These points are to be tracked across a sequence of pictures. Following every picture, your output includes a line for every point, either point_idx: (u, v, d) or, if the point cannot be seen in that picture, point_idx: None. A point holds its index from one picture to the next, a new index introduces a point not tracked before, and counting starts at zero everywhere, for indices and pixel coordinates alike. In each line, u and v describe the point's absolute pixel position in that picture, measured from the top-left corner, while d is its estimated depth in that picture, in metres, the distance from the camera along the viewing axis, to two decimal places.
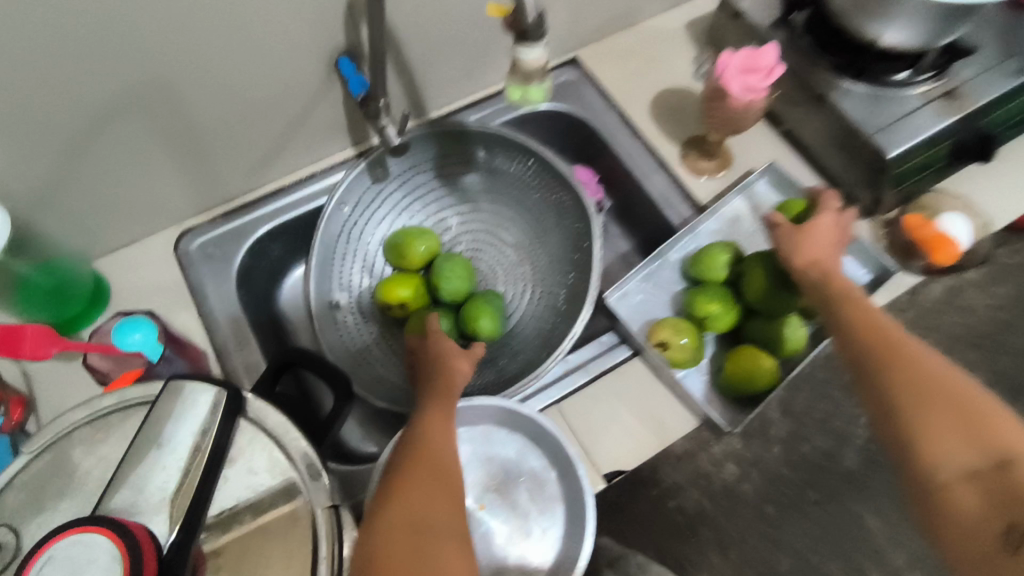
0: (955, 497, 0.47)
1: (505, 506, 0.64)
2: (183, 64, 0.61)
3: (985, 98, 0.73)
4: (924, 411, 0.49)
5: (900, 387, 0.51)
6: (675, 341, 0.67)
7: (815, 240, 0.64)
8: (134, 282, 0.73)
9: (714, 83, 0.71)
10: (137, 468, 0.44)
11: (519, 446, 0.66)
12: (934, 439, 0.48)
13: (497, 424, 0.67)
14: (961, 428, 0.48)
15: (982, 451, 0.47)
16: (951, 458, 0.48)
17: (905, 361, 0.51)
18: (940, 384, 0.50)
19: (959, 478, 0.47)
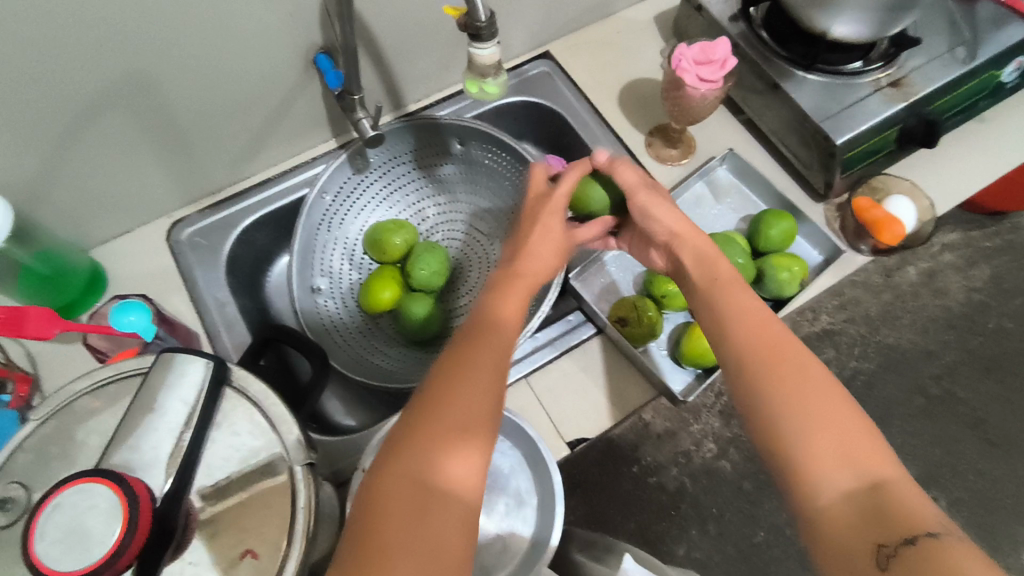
0: (828, 514, 0.44)
1: (482, 510, 0.68)
2: (167, 59, 0.66)
3: (929, 86, 0.77)
4: (804, 425, 0.47)
5: (785, 398, 0.48)
6: (635, 317, 0.71)
7: (659, 213, 0.63)
8: (129, 269, 0.78)
9: (671, 75, 0.75)
10: (132, 430, 0.49)
11: (513, 462, 0.70)
12: (813, 457, 0.46)
13: (499, 434, 0.70)
14: (839, 448, 0.45)
15: (855, 472, 0.44)
16: (828, 478, 0.45)
17: (784, 370, 0.49)
18: (817, 395, 0.48)
19: (834, 495, 0.44)
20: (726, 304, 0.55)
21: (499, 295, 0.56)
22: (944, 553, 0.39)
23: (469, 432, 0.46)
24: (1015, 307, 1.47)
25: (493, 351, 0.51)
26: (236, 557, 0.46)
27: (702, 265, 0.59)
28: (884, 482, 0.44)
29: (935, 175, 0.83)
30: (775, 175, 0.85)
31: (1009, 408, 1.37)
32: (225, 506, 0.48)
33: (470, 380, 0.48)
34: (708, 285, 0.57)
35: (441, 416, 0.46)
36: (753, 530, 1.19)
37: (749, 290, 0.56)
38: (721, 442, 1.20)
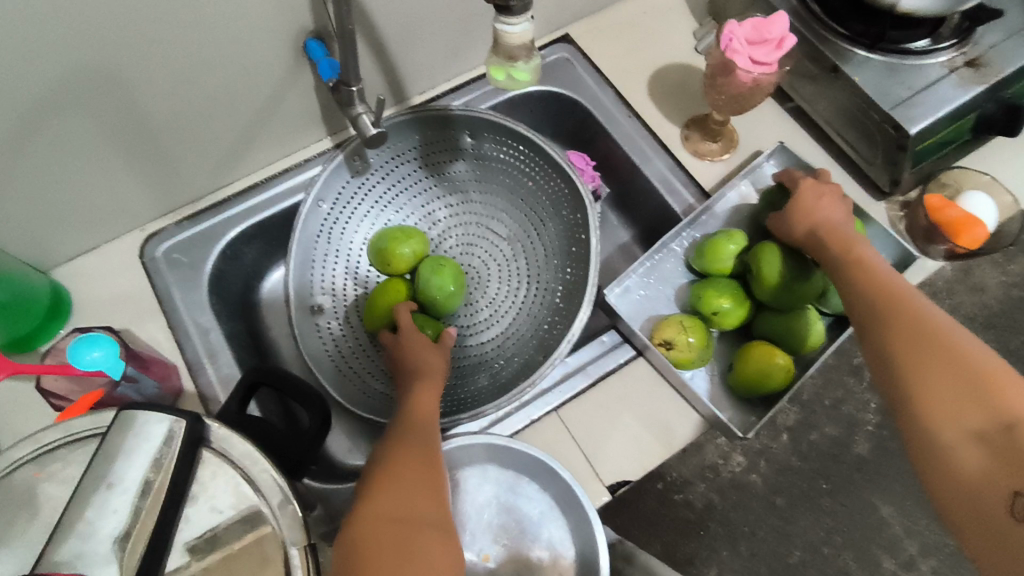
0: (953, 457, 0.43)
1: (511, 567, 0.59)
2: (131, 48, 0.55)
3: (1011, 66, 0.67)
4: (926, 371, 0.46)
5: (908, 339, 0.48)
6: (681, 340, 0.62)
7: (808, 202, 0.62)
8: (97, 292, 0.68)
9: (718, 58, 0.65)
10: (82, 512, 0.38)
11: (543, 508, 0.60)
12: (938, 396, 0.45)
13: (527, 476, 0.61)
14: (964, 390, 0.44)
15: (991, 415, 0.43)
16: (953, 417, 0.44)
17: (905, 323, 0.49)
18: (941, 342, 0.47)
19: (961, 438, 0.43)
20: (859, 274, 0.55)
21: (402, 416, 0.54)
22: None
23: (421, 476, 0.47)
24: None
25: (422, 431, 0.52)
26: None
27: (836, 241, 0.59)
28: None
29: (1012, 167, 0.73)
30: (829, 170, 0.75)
31: None
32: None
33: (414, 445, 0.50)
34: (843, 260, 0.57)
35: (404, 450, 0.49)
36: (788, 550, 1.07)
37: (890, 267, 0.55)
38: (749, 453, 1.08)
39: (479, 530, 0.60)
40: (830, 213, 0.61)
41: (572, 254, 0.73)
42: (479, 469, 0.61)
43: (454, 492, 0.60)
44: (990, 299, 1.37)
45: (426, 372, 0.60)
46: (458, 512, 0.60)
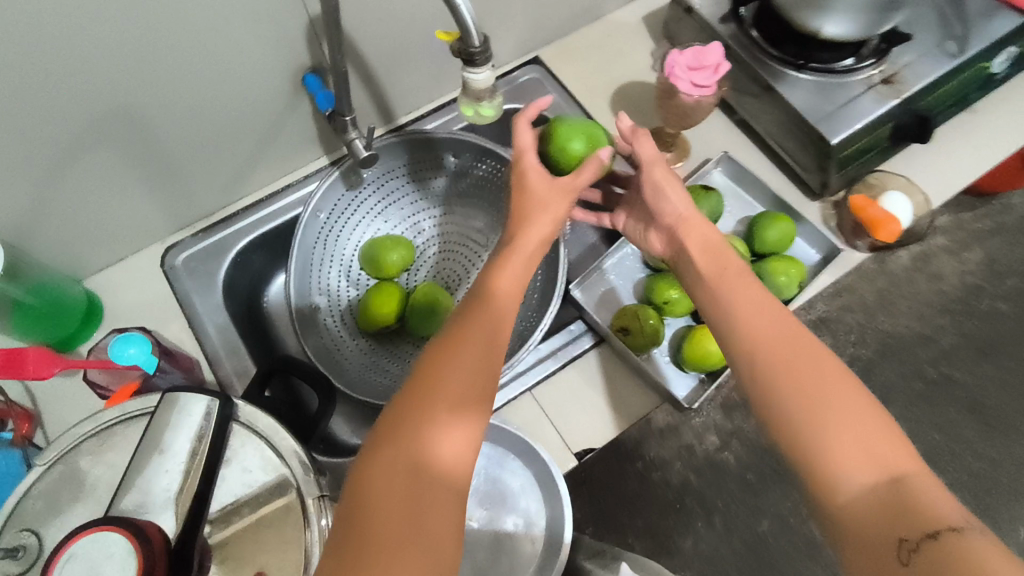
0: (847, 510, 0.43)
1: (491, 528, 0.68)
2: (153, 86, 0.64)
3: (921, 82, 0.77)
4: (820, 420, 0.46)
5: (804, 384, 0.48)
6: (636, 326, 0.71)
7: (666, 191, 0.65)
8: (125, 297, 0.77)
9: (665, 81, 0.75)
10: (141, 471, 0.48)
11: (524, 482, 0.69)
12: (829, 447, 0.45)
13: (513, 453, 0.70)
14: (858, 442, 0.45)
15: (875, 464, 0.44)
16: (846, 468, 0.44)
17: (796, 365, 0.49)
18: (833, 389, 0.47)
19: (853, 492, 0.43)
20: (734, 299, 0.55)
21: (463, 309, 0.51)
22: (969, 551, 0.38)
23: (456, 415, 0.44)
24: (1009, 289, 1.53)
25: (478, 359, 0.47)
26: None
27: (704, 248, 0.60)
28: (907, 477, 0.43)
29: (928, 170, 0.83)
30: (770, 175, 0.85)
31: (1006, 389, 1.44)
32: (232, 531, 0.48)
33: (451, 373, 0.45)
34: (716, 278, 0.57)
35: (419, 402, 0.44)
36: (760, 521, 1.30)
37: (760, 286, 0.55)
38: (723, 434, 1.34)
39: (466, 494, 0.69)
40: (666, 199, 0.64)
41: None
42: None
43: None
44: (946, 286, 1.53)
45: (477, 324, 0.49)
46: None
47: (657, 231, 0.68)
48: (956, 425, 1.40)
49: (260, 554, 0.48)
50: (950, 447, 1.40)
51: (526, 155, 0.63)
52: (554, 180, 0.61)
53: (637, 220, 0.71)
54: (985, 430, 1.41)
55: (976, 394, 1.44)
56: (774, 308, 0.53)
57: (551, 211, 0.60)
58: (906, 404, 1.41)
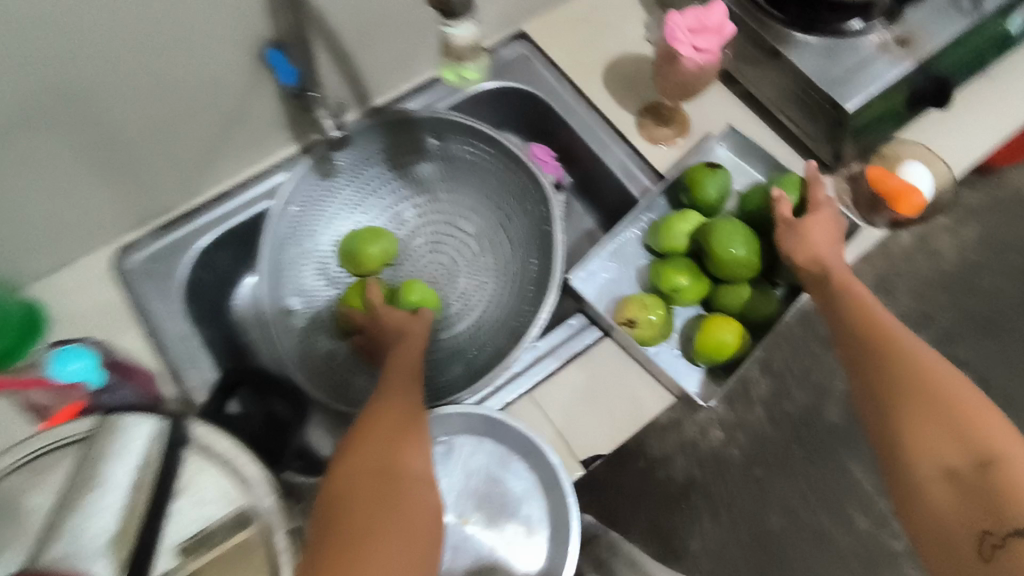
0: (930, 493, 0.44)
1: (490, 534, 0.62)
2: (90, 67, 0.56)
3: (939, 42, 0.71)
4: (907, 405, 0.46)
5: (896, 374, 0.48)
6: (642, 317, 0.65)
7: (814, 235, 0.61)
8: (72, 306, 0.69)
9: (664, 47, 0.69)
10: (73, 512, 0.41)
11: (528, 486, 0.63)
12: (915, 429, 0.46)
13: (517, 454, 0.63)
14: (945, 426, 0.45)
15: (967, 449, 0.44)
16: (929, 451, 0.45)
17: (895, 355, 0.49)
18: (932, 379, 0.47)
19: (937, 474, 0.44)
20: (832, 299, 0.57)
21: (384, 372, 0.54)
22: None
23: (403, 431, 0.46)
24: (1010, 264, 1.49)
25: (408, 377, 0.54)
26: None
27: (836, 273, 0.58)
28: (1001, 462, 0.42)
29: (946, 137, 0.78)
30: (777, 148, 0.79)
31: (1010, 367, 1.41)
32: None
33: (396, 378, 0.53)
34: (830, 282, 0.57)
35: (370, 440, 0.45)
36: (767, 515, 1.27)
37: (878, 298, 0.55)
38: (728, 428, 1.28)
39: (463, 494, 0.63)
40: (823, 242, 0.61)
41: (537, 243, 0.76)
42: (477, 440, 0.64)
43: (448, 454, 0.64)
44: (946, 264, 1.48)
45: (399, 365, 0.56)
46: (449, 474, 0.64)
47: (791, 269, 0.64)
48: None
49: None
50: None
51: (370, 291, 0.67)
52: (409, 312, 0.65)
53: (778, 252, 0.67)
54: None
55: (982, 372, 1.41)
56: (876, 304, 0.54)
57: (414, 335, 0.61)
58: None
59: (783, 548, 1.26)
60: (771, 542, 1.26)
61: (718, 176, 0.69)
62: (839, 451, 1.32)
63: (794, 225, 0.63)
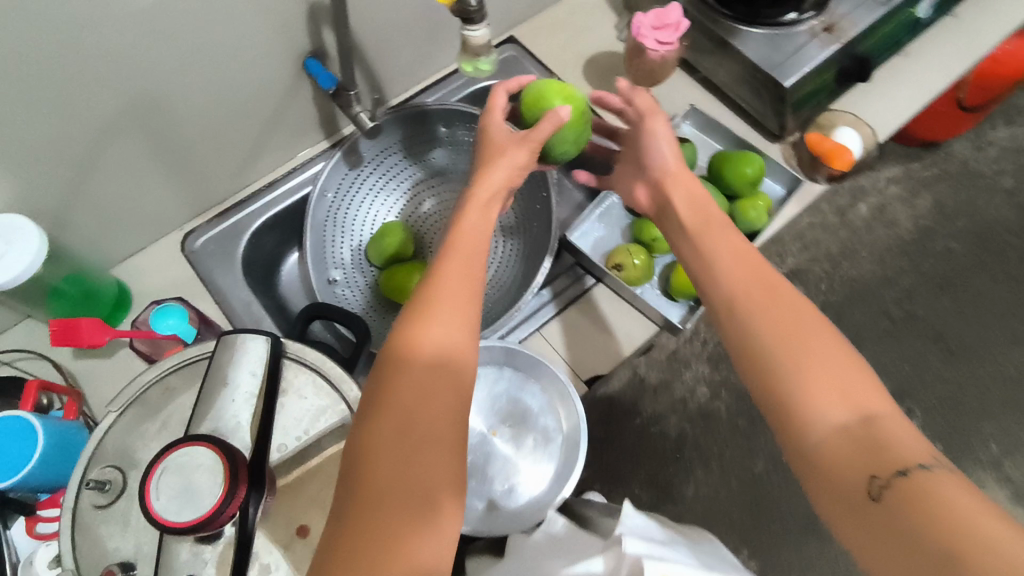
0: (825, 450, 0.46)
1: (512, 443, 0.75)
2: (172, 75, 0.70)
3: (859, 27, 0.87)
4: (795, 363, 0.50)
5: (777, 331, 0.52)
6: (628, 262, 0.79)
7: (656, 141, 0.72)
8: (152, 282, 0.82)
9: (633, 42, 0.83)
10: (212, 402, 0.54)
11: (544, 402, 0.76)
12: (811, 389, 0.48)
13: (532, 378, 0.77)
14: (837, 387, 0.48)
15: (850, 406, 0.47)
16: (824, 411, 0.47)
17: (777, 311, 0.54)
18: (811, 339, 0.51)
19: (830, 431, 0.47)
20: (722, 261, 0.59)
21: (414, 314, 0.50)
22: (932, 486, 0.41)
23: (427, 495, 0.43)
24: (957, 228, 1.67)
25: (450, 400, 0.47)
26: (293, 536, 0.52)
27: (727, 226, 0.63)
28: (877, 416, 0.46)
29: (873, 107, 0.93)
30: (733, 124, 0.94)
31: (962, 319, 1.58)
32: (303, 471, 0.55)
33: (430, 397, 0.46)
34: (697, 230, 0.63)
35: (382, 501, 0.42)
36: (753, 460, 1.42)
37: (737, 235, 0.61)
38: (713, 386, 1.47)
39: (490, 413, 0.77)
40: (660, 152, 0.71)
41: (536, 211, 0.90)
42: (497, 369, 0.78)
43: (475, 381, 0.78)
44: (901, 231, 1.65)
45: (421, 360, 0.48)
46: (478, 398, 0.77)
47: (644, 184, 0.74)
48: (922, 355, 1.54)
49: (322, 490, 0.54)
50: (919, 376, 1.53)
51: (470, 216, 0.58)
52: (472, 273, 0.53)
53: (630, 168, 0.78)
54: (947, 359, 1.54)
55: (938, 326, 1.57)
56: (755, 262, 0.58)
57: (507, 156, 0.62)
58: (877, 343, 1.53)
59: (769, 489, 1.42)
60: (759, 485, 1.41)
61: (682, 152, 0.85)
62: None
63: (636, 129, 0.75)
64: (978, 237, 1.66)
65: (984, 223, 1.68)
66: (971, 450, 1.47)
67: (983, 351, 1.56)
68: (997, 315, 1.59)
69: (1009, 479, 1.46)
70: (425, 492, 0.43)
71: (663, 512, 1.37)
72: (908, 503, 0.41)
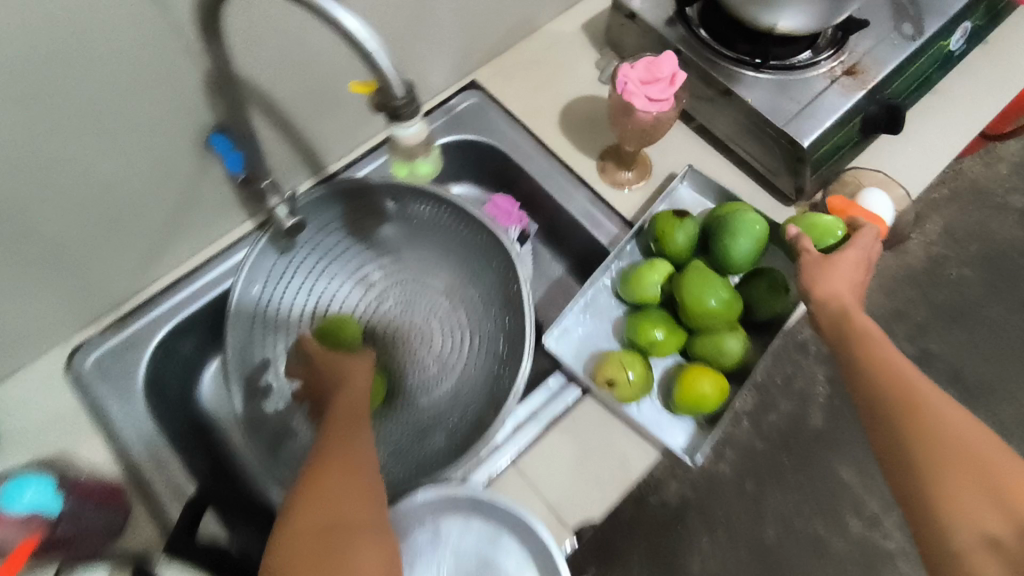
0: (971, 558, 0.45)
1: None
2: (24, 177, 0.54)
3: (886, 68, 0.72)
4: (946, 465, 0.48)
5: (925, 434, 0.49)
6: (622, 377, 0.64)
7: (838, 273, 0.62)
8: (29, 419, 0.66)
9: (617, 99, 0.68)
10: None
11: (521, 562, 0.61)
12: (958, 494, 0.47)
13: (506, 530, 0.62)
14: (988, 495, 0.46)
15: (1010, 519, 0.45)
16: (976, 518, 0.46)
17: (925, 414, 0.50)
18: (965, 444, 0.48)
19: (978, 541, 0.45)
20: (872, 354, 0.55)
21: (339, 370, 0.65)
22: None
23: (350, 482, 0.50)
24: (971, 253, 1.52)
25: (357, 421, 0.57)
26: None
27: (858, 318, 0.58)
28: None
29: (902, 158, 0.78)
30: (738, 183, 0.79)
31: (982, 356, 1.44)
32: None
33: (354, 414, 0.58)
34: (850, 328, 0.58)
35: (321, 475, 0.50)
36: (763, 529, 1.27)
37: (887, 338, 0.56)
38: (716, 445, 1.33)
39: None
40: (847, 287, 0.61)
41: (507, 301, 0.75)
42: (463, 519, 0.63)
43: (435, 539, 0.62)
44: (912, 260, 1.51)
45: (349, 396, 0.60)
46: (439, 560, 0.62)
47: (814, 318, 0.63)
48: None
49: None
50: None
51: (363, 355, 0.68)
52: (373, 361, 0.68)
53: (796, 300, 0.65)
54: (968, 401, 1.41)
55: (954, 363, 1.44)
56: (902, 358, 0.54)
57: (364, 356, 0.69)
58: None
59: (784, 562, 1.26)
60: (770, 558, 1.26)
61: (686, 226, 0.69)
62: (828, 456, 1.33)
63: (821, 259, 0.63)
64: (995, 262, 1.52)
65: (998, 246, 1.53)
66: None
67: (1004, 390, 1.42)
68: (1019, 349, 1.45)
69: None
70: (352, 481, 0.50)
71: None
72: None
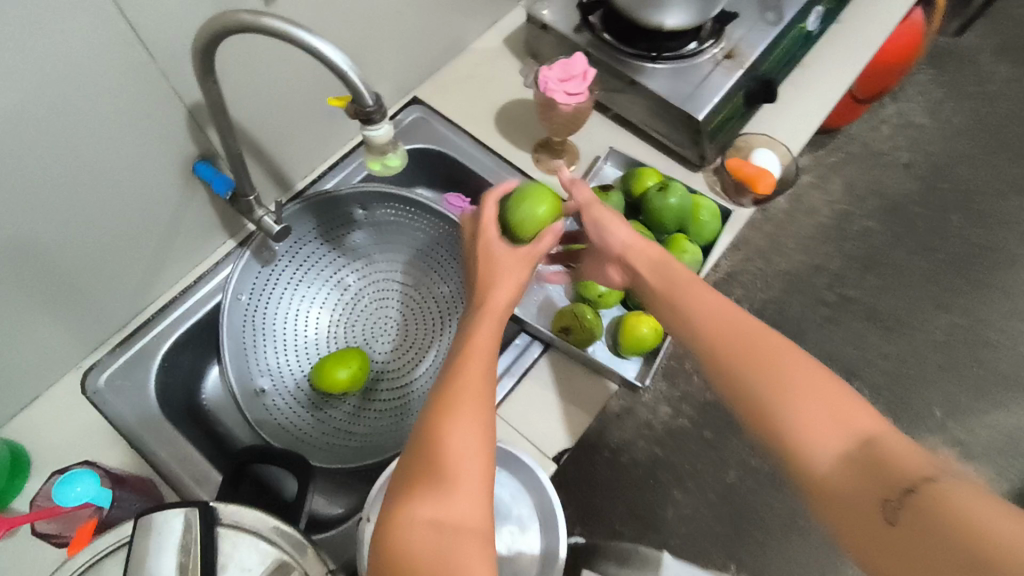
0: (829, 476, 0.46)
1: None
2: (42, 215, 0.62)
3: (757, 50, 0.87)
4: (784, 399, 0.50)
5: (758, 373, 0.52)
6: (575, 324, 0.76)
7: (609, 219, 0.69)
8: (53, 437, 0.72)
9: (542, 96, 0.81)
10: None
11: (514, 489, 0.71)
12: (803, 424, 0.48)
13: (497, 464, 0.71)
14: (829, 419, 0.48)
15: (846, 432, 0.47)
16: (822, 443, 0.47)
17: (753, 356, 0.53)
18: (790, 372, 0.51)
19: (832, 461, 0.47)
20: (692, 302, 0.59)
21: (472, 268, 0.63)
22: (945, 493, 0.41)
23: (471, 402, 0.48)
24: (871, 207, 1.72)
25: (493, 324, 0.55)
26: None
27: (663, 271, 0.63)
28: (874, 438, 0.47)
29: (782, 123, 0.94)
30: (653, 159, 0.92)
31: (892, 295, 1.63)
32: None
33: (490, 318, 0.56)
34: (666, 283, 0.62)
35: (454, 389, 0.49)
36: (725, 471, 1.41)
37: (704, 283, 0.60)
38: (674, 403, 1.47)
39: None
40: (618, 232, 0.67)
41: None
42: None
43: None
44: (822, 218, 1.70)
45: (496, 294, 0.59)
46: None
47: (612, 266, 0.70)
48: (862, 336, 1.58)
49: None
50: (862, 355, 1.56)
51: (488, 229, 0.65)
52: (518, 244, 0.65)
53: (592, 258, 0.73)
54: (886, 336, 1.59)
55: (870, 304, 1.62)
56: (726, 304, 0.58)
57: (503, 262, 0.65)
58: (818, 331, 1.57)
59: (746, 498, 1.40)
60: (734, 496, 1.39)
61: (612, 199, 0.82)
62: None
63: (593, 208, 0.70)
64: (892, 212, 1.72)
65: (894, 197, 1.73)
66: (920, 419, 1.51)
67: (915, 322, 1.61)
68: (921, 285, 1.64)
69: (956, 440, 1.50)
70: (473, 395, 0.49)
71: (647, 543, 1.34)
72: (927, 515, 0.40)
